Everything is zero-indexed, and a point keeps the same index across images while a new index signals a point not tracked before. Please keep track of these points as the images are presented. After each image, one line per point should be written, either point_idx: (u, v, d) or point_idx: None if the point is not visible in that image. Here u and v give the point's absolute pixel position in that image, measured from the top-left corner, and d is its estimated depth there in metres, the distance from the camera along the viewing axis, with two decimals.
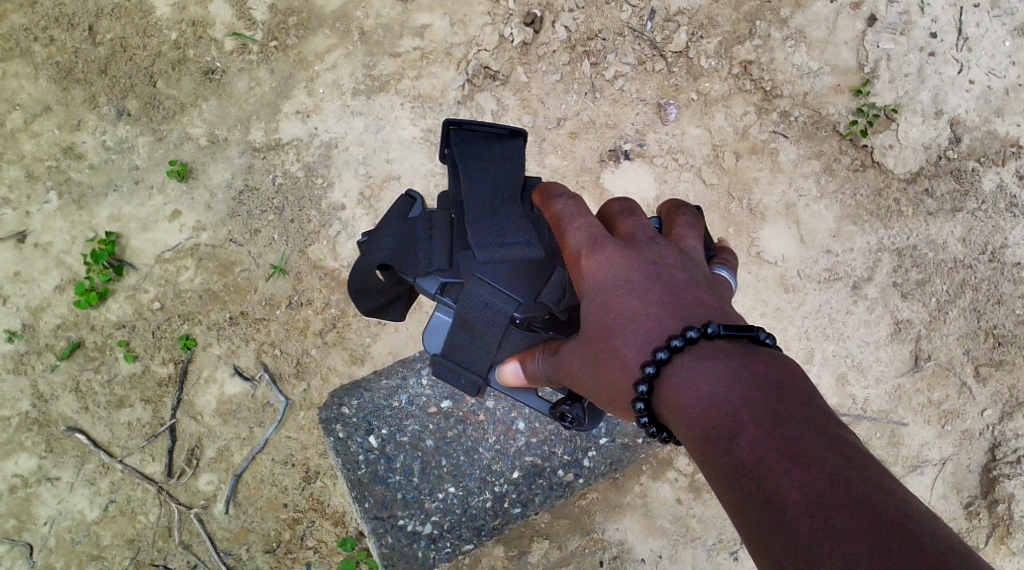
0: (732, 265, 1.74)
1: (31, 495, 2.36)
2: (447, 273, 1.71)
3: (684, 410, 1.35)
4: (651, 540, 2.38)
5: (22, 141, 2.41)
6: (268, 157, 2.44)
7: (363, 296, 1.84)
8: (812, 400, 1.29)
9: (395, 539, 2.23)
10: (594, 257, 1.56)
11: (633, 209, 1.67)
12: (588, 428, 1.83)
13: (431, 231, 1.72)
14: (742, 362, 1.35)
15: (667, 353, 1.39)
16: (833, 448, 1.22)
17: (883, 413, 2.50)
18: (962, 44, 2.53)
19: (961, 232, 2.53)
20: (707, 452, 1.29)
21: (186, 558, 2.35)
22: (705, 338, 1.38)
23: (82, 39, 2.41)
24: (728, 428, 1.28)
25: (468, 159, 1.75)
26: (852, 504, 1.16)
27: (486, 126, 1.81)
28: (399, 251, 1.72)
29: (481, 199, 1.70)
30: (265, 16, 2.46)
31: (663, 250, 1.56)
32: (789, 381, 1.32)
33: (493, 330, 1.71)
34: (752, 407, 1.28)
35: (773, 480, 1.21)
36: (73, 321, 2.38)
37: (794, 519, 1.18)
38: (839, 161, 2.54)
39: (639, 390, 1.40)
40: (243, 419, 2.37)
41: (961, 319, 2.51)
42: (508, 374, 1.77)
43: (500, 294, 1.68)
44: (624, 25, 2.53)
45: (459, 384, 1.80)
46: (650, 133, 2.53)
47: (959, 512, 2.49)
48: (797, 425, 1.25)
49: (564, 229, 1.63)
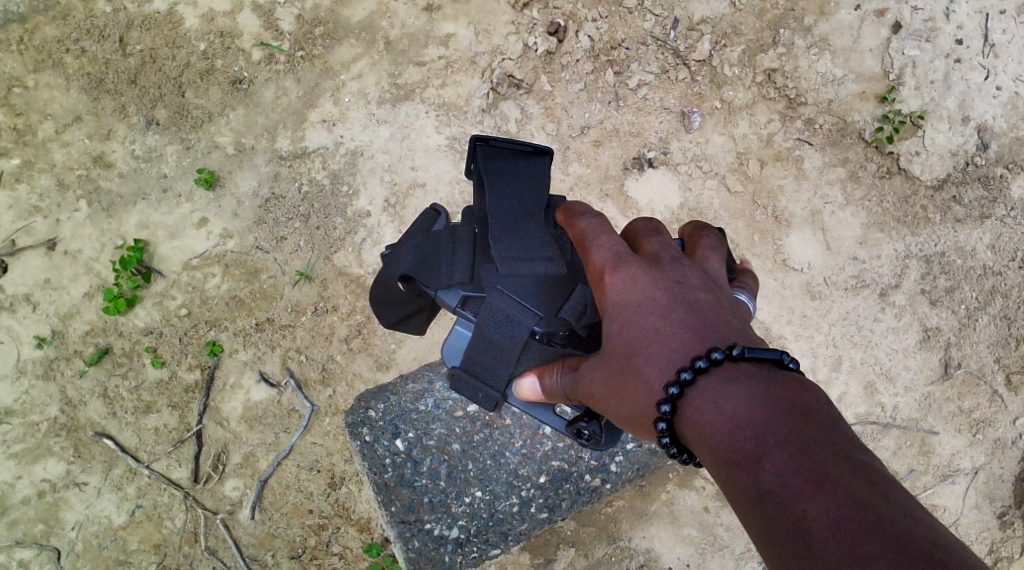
0: (751, 289, 1.79)
1: (58, 500, 2.37)
2: (469, 286, 1.71)
3: (707, 433, 1.34)
4: (679, 548, 2.37)
5: (52, 150, 2.44)
6: (294, 165, 2.46)
7: (383, 306, 1.85)
8: (837, 425, 1.28)
9: (421, 543, 2.20)
10: (617, 274, 1.55)
11: (659, 229, 1.67)
12: (603, 446, 1.84)
13: (454, 245, 1.69)
14: (766, 385, 1.34)
15: (691, 373, 1.38)
16: (859, 474, 1.20)
17: (913, 421, 2.47)
18: (989, 51, 2.51)
19: (989, 238, 2.51)
20: (729, 476, 1.28)
21: (211, 563, 2.36)
22: (730, 359, 1.37)
23: (113, 50, 2.44)
24: (753, 452, 1.27)
25: (493, 174, 1.73)
26: (880, 531, 1.14)
27: (513, 143, 1.79)
28: (421, 262, 1.69)
29: (506, 214, 1.69)
30: (293, 27, 2.48)
31: (687, 271, 1.56)
32: (814, 405, 1.30)
33: (512, 345, 1.69)
34: (777, 431, 1.27)
35: (798, 504, 1.19)
36: (102, 327, 2.40)
37: (819, 544, 1.16)
38: (864, 169, 2.53)
39: (662, 408, 1.40)
40: (269, 425, 2.37)
41: (991, 326, 2.48)
42: (525, 388, 1.79)
43: (521, 308, 1.67)
44: (647, 34, 2.53)
45: (477, 397, 1.81)
46: (674, 141, 2.53)
47: (992, 521, 2.46)
48: (824, 449, 1.23)
49: (588, 246, 1.63)
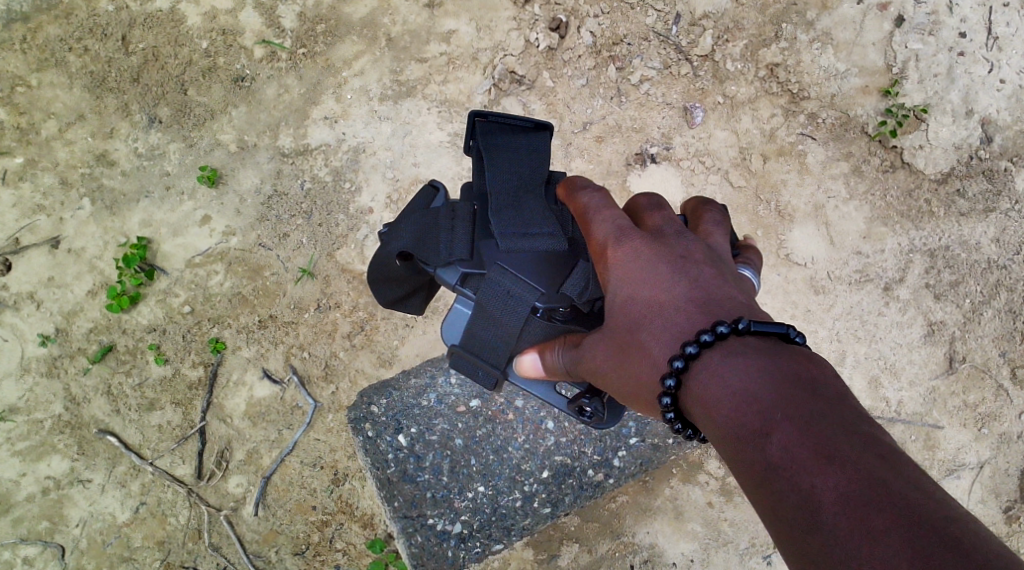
0: (756, 264, 1.77)
1: (62, 497, 2.37)
2: (468, 263, 1.68)
3: (712, 407, 1.34)
4: (682, 543, 2.36)
5: (56, 149, 2.44)
6: (296, 162, 2.46)
7: (382, 285, 1.79)
8: (846, 400, 1.27)
9: (424, 539, 2.22)
10: (620, 248, 1.57)
11: (661, 205, 1.67)
12: (607, 424, 1.83)
13: (453, 221, 1.68)
14: (772, 360, 1.34)
15: (696, 348, 1.38)
16: (870, 448, 1.19)
17: (918, 415, 2.46)
18: (992, 43, 2.50)
19: (994, 232, 2.50)
20: (737, 450, 1.28)
21: (215, 560, 2.36)
22: (735, 333, 1.38)
23: (115, 49, 2.45)
24: (760, 426, 1.26)
25: (493, 150, 1.74)
26: (891, 506, 1.14)
27: (510, 118, 1.79)
28: (419, 238, 1.67)
29: (505, 190, 1.70)
30: (294, 24, 2.49)
31: (691, 245, 1.57)
32: (822, 379, 1.30)
33: (513, 321, 1.68)
34: (784, 405, 1.26)
35: (807, 479, 1.19)
36: (105, 325, 2.40)
37: (829, 520, 1.16)
38: (868, 163, 2.52)
39: (666, 383, 1.40)
40: (272, 421, 2.38)
41: (996, 320, 2.48)
42: (526, 365, 1.76)
43: (523, 284, 1.65)
44: (649, 30, 2.53)
45: (476, 375, 1.79)
46: (676, 136, 2.53)
47: (998, 516, 2.46)
48: (832, 424, 1.23)
49: (590, 221, 1.64)
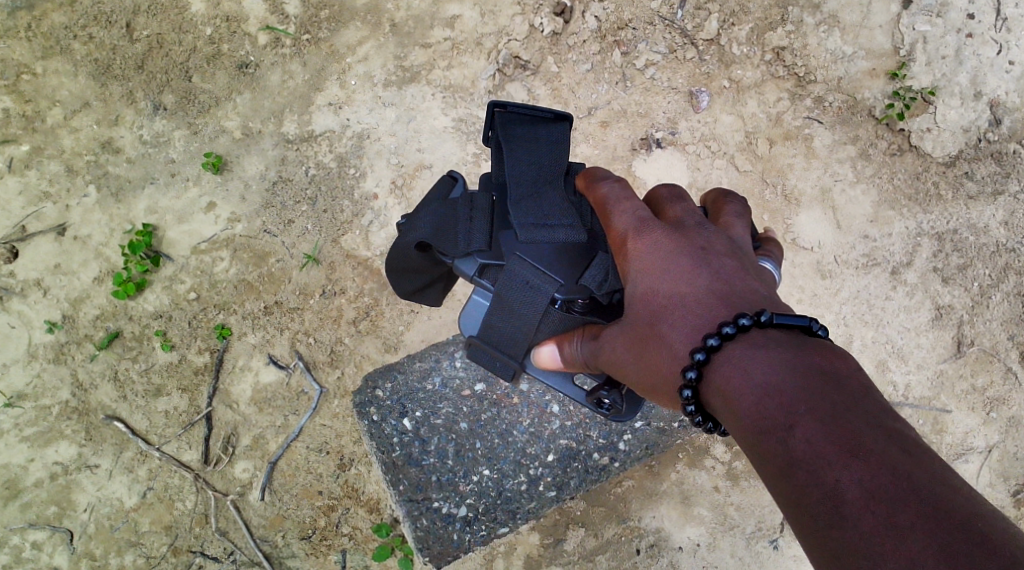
0: (776, 257, 1.75)
1: (70, 482, 2.38)
2: (487, 254, 1.66)
3: (734, 400, 1.33)
4: (689, 528, 2.36)
5: (62, 136, 2.45)
6: (301, 149, 2.46)
7: (399, 276, 1.87)
8: (869, 393, 1.26)
9: (429, 522, 2.22)
10: (641, 240, 1.56)
11: (681, 195, 1.67)
12: (625, 416, 1.85)
13: (471, 212, 1.67)
14: (795, 353, 1.33)
15: (718, 340, 1.38)
16: (894, 443, 1.19)
17: (926, 399, 2.45)
18: (1001, 25, 2.48)
19: (1002, 215, 2.49)
20: (759, 442, 1.27)
21: (222, 544, 2.37)
22: (758, 326, 1.37)
23: (119, 37, 2.45)
24: (783, 419, 1.25)
25: (511, 141, 1.73)
26: (915, 502, 1.13)
27: (533, 109, 1.79)
28: (438, 230, 1.67)
29: (524, 181, 1.68)
30: (299, 10, 2.48)
31: (712, 237, 1.56)
32: (845, 373, 1.29)
33: (532, 311, 1.66)
34: (808, 398, 1.25)
35: (830, 473, 1.18)
36: (111, 311, 2.41)
37: (852, 514, 1.15)
38: (875, 146, 2.50)
39: (687, 376, 1.39)
40: (278, 407, 2.38)
41: (1004, 303, 2.47)
42: (544, 356, 1.77)
43: (542, 275, 1.64)
44: (654, 14, 2.51)
45: (494, 366, 1.79)
46: (682, 121, 2.51)
47: (1006, 499, 2.45)
48: (857, 417, 1.22)
49: (610, 212, 1.63)
